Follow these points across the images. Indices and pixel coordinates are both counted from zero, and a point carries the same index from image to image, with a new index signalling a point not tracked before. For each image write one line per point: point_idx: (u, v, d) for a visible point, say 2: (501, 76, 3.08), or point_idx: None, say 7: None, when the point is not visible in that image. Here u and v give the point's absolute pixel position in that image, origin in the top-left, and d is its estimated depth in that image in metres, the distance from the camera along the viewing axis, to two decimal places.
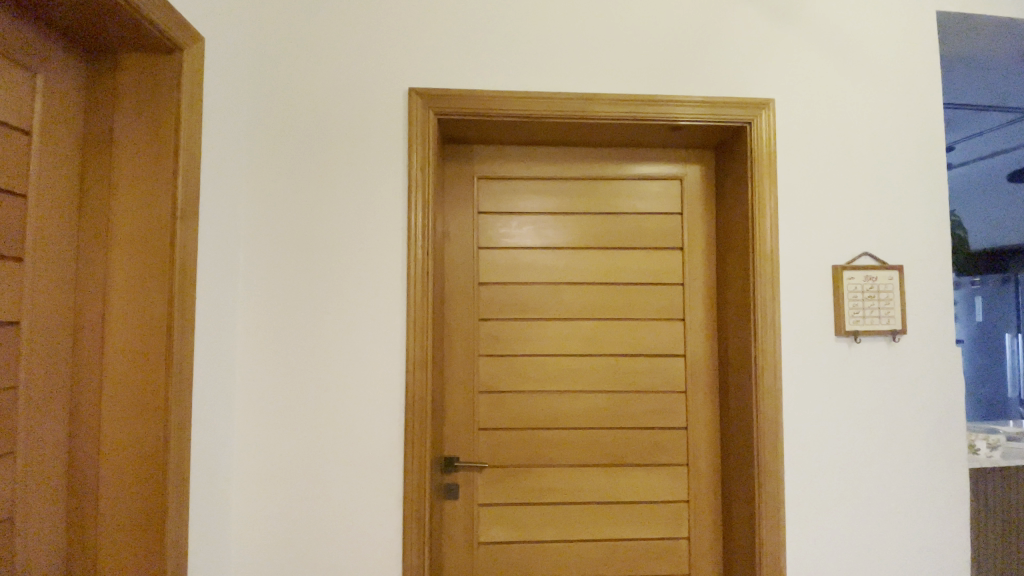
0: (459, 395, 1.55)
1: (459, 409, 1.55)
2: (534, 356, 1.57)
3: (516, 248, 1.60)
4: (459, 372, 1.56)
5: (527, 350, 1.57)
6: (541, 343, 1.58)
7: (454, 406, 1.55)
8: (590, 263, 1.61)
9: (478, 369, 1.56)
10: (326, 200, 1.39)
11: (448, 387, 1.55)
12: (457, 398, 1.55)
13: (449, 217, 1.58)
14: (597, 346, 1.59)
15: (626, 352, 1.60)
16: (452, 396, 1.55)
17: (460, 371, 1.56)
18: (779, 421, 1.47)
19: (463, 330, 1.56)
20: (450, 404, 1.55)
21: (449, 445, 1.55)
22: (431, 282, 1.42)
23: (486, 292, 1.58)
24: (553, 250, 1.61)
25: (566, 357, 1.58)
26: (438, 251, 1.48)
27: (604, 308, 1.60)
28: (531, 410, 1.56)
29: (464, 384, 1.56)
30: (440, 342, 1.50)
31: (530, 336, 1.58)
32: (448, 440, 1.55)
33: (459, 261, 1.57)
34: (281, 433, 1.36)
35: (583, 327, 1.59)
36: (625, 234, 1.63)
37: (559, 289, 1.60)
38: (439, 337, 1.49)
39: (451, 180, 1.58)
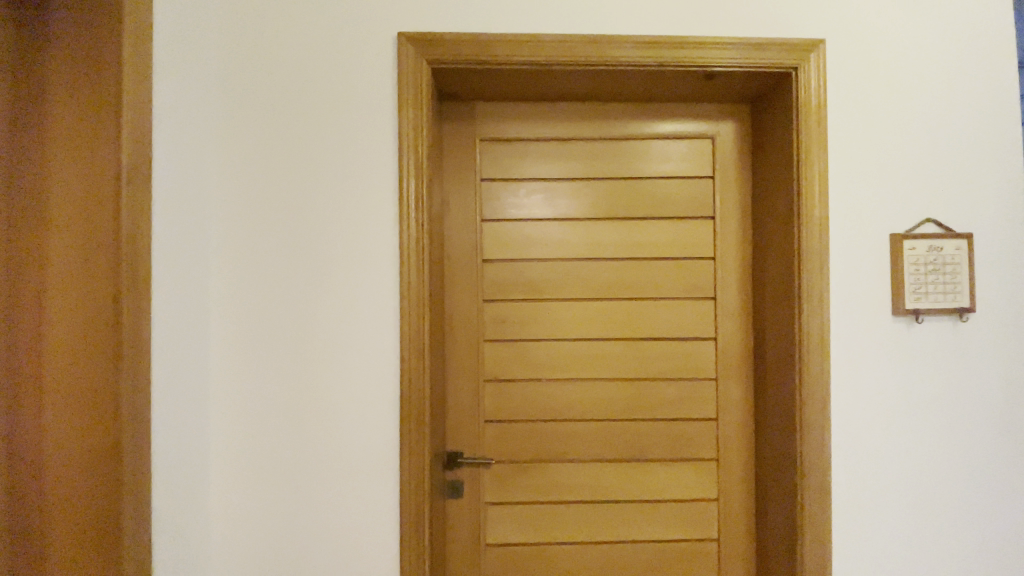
0: (462, 385, 1.40)
1: (463, 400, 1.39)
2: (547, 341, 1.40)
3: (525, 219, 1.41)
4: (462, 359, 1.40)
5: (538, 334, 1.40)
6: (553, 326, 1.41)
7: (457, 397, 1.39)
8: (608, 236, 1.43)
9: (483, 356, 1.40)
10: (306, 165, 1.22)
11: (450, 375, 1.39)
12: (461, 389, 1.39)
13: (449, 185, 1.40)
14: (617, 329, 1.41)
15: (650, 335, 1.42)
16: (455, 386, 1.40)
17: (463, 358, 1.39)
18: (827, 413, 1.28)
19: (466, 312, 1.40)
20: (453, 394, 1.39)
21: (450, 440, 1.40)
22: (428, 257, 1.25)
23: (492, 270, 1.40)
24: (567, 221, 1.42)
25: (583, 342, 1.41)
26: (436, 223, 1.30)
27: (626, 286, 1.42)
28: (543, 400, 1.40)
29: (467, 373, 1.39)
30: (440, 326, 1.34)
31: (542, 318, 1.40)
32: (450, 434, 1.39)
33: (460, 235, 1.40)
34: (263, 428, 1.21)
35: (601, 308, 1.42)
36: (648, 202, 1.43)
37: (574, 265, 1.42)
38: (439, 320, 1.33)
39: (449, 143, 1.39)
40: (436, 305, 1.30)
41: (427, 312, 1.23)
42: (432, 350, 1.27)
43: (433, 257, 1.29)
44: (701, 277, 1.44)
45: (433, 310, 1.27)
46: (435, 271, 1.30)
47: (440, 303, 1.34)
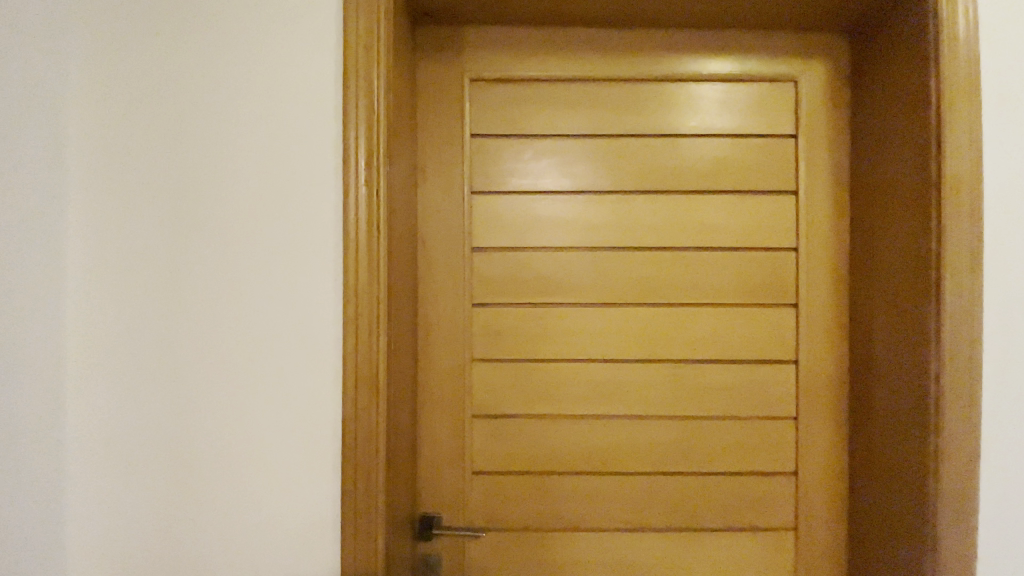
0: (441, 422, 1.00)
1: (442, 444, 1.00)
2: (561, 361, 1.00)
3: (532, 191, 1.01)
4: (442, 385, 1.00)
5: (550, 351, 1.00)
6: (572, 341, 1.01)
7: (432, 437, 1.01)
8: (648, 216, 1.02)
9: (472, 381, 1.01)
10: (208, 97, 0.81)
11: (426, 409, 1.00)
12: (438, 427, 1.00)
13: (425, 142, 1.00)
14: (656, 347, 1.01)
15: (706, 355, 1.02)
16: (430, 424, 1.01)
17: (443, 384, 1.00)
18: (973, 492, 0.83)
19: (448, 321, 1.00)
20: (427, 434, 1.00)
21: (424, 498, 1.01)
22: (394, 240, 0.85)
23: (484, 264, 1.01)
24: (591, 196, 1.02)
25: (612, 363, 1.01)
26: (404, 193, 0.91)
27: (672, 286, 1.02)
28: (554, 444, 1.01)
29: (449, 406, 1.00)
30: (410, 339, 0.95)
31: (554, 330, 1.01)
32: (422, 488, 1.01)
33: (441, 215, 1.00)
34: (147, 485, 0.83)
35: (639, 316, 1.02)
36: (705, 170, 1.03)
37: (601, 257, 1.02)
38: (409, 331, 0.94)
39: (427, 86, 1.00)
40: (404, 310, 0.91)
41: (391, 320, 0.84)
42: (398, 375, 0.88)
43: (400, 241, 0.89)
44: (778, 275, 1.03)
45: (399, 317, 0.88)
46: (403, 260, 0.90)
47: (411, 308, 0.95)
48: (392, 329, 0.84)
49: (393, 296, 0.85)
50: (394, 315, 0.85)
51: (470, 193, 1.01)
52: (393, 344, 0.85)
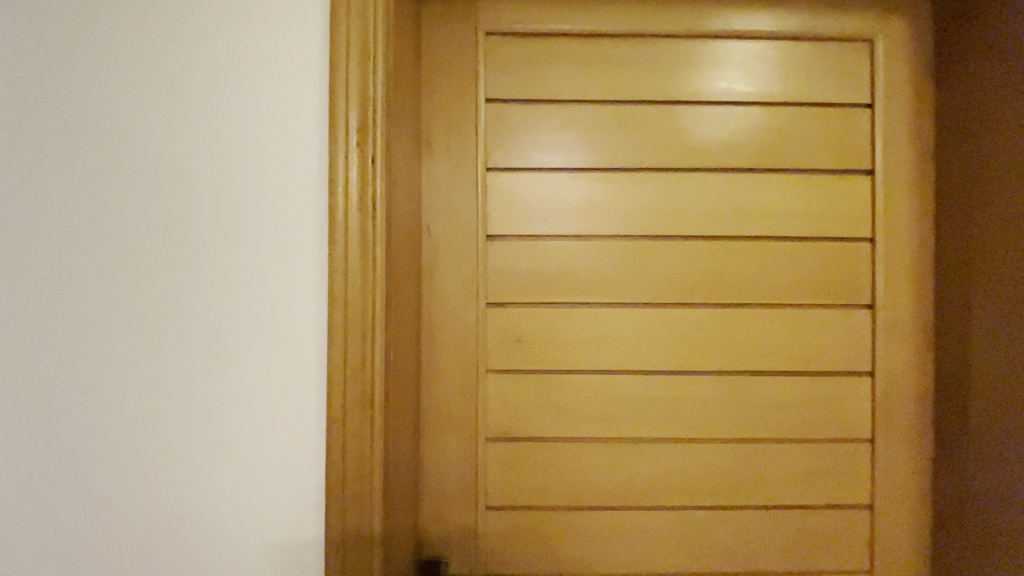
0: (451, 446, 0.83)
1: (450, 472, 0.83)
2: (598, 373, 0.83)
3: (562, 168, 0.84)
4: (451, 401, 0.83)
5: (584, 362, 0.83)
6: (610, 350, 0.83)
7: (439, 465, 0.83)
8: (703, 198, 0.85)
9: (489, 396, 0.83)
10: (154, 32, 0.63)
11: (431, 430, 0.83)
12: (446, 453, 0.83)
13: (431, 107, 0.83)
14: (709, 357, 0.84)
15: (770, 366, 0.84)
16: (436, 448, 0.83)
17: (452, 400, 0.83)
18: None
19: (459, 323, 0.83)
20: (433, 459, 0.83)
21: (428, 538, 0.83)
22: (397, 221, 0.67)
23: (501, 255, 0.83)
24: (633, 175, 0.84)
25: (659, 375, 0.84)
26: (409, 166, 0.73)
27: (730, 283, 0.84)
28: (587, 473, 0.83)
29: (459, 426, 0.83)
30: (415, 344, 0.77)
31: (590, 336, 0.83)
32: (425, 525, 0.83)
33: (451, 195, 0.83)
34: (72, 531, 0.64)
35: (691, 320, 0.84)
36: (768, 143, 0.86)
37: (646, 248, 0.84)
38: (414, 335, 0.77)
39: (434, 43, 0.83)
40: (408, 311, 0.73)
41: (393, 321, 0.66)
42: (400, 393, 0.70)
43: (404, 224, 0.71)
44: (853, 270, 0.86)
45: (403, 319, 0.70)
46: (407, 249, 0.72)
47: (416, 307, 0.78)
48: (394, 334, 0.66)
49: (395, 294, 0.67)
50: (397, 317, 0.67)
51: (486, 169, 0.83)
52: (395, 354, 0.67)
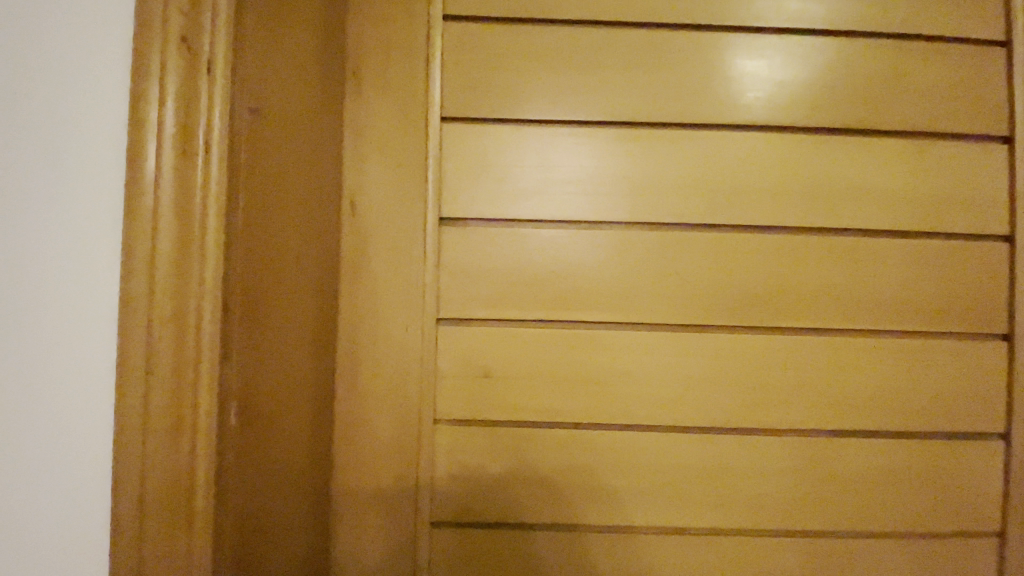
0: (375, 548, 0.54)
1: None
2: (602, 432, 0.55)
3: (557, 119, 0.55)
4: (380, 477, 0.54)
5: (584, 415, 0.55)
6: (622, 397, 0.55)
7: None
8: (766, 172, 0.57)
9: (439, 471, 0.54)
10: None
11: (348, 514, 0.54)
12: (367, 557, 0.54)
13: (354, 24, 0.55)
14: (772, 411, 0.56)
15: (858, 424, 0.57)
16: (352, 550, 0.54)
17: (381, 475, 0.54)
18: None
19: (395, 357, 0.54)
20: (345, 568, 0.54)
21: None
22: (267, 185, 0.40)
23: (463, 249, 0.54)
24: (666, 132, 0.56)
25: (694, 437, 0.56)
26: (304, 102, 0.46)
27: (802, 299, 0.57)
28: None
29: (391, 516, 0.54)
30: (315, 388, 0.48)
31: (592, 374, 0.55)
32: None
33: (384, 157, 0.54)
34: None
35: (743, 353, 0.56)
36: (861, 93, 0.58)
37: (680, 243, 0.56)
38: (314, 373, 0.48)
39: None
40: (296, 335, 0.44)
41: (249, 355, 0.38)
42: (269, 473, 0.42)
43: (289, 195, 0.43)
44: (982, 286, 0.58)
45: (280, 350, 0.42)
46: (296, 235, 0.44)
47: (319, 328, 0.49)
48: (250, 375, 0.38)
49: (259, 308, 0.39)
50: (261, 347, 0.39)
51: (441, 116, 0.54)
52: (255, 410, 0.39)
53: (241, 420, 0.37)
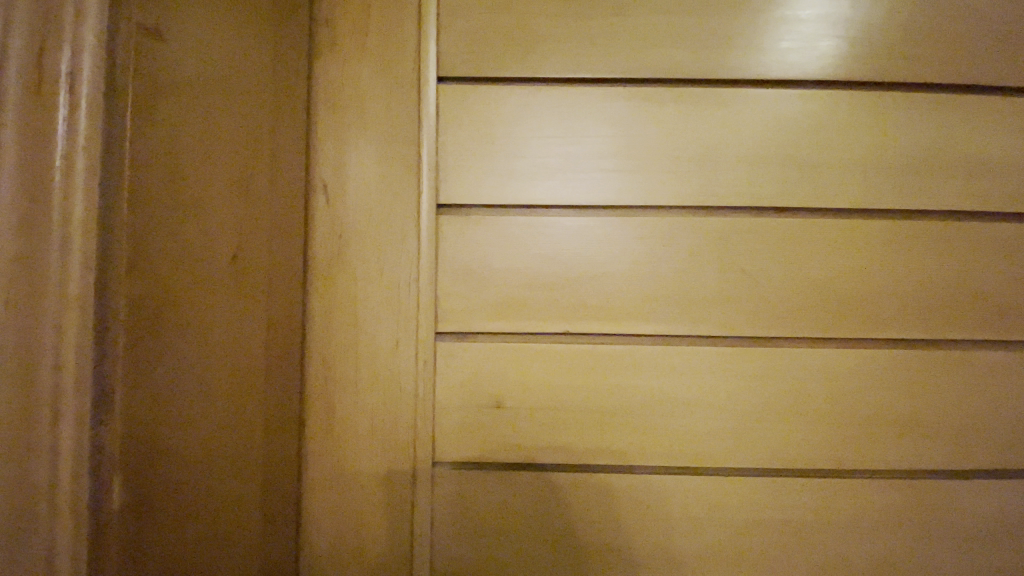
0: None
1: None
2: (629, 478, 0.43)
3: (569, 75, 0.43)
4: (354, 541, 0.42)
5: (625, 454, 0.43)
6: (660, 433, 0.43)
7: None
8: (840, 139, 0.44)
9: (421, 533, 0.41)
10: None
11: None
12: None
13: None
14: (877, 448, 0.43)
15: (994, 467, 0.43)
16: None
17: (347, 538, 0.42)
18: None
19: (363, 384, 0.42)
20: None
21: None
22: (176, 156, 0.29)
23: (469, 244, 0.43)
24: (709, 89, 0.44)
25: (750, 486, 0.43)
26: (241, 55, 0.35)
27: (894, 304, 0.43)
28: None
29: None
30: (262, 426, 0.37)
31: (634, 402, 0.43)
32: None
33: (354, 129, 0.43)
34: None
35: (836, 373, 0.43)
36: (964, 35, 0.44)
37: (727, 232, 0.43)
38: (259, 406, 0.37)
39: None
40: (225, 356, 0.33)
41: (150, 399, 0.27)
42: (181, 546, 0.31)
43: (213, 169, 0.32)
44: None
45: (198, 377, 0.31)
46: (225, 224, 0.33)
47: (274, 346, 0.38)
48: (152, 425, 0.27)
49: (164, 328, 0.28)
50: (165, 382, 0.28)
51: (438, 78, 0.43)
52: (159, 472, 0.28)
53: (143, 494, 0.26)
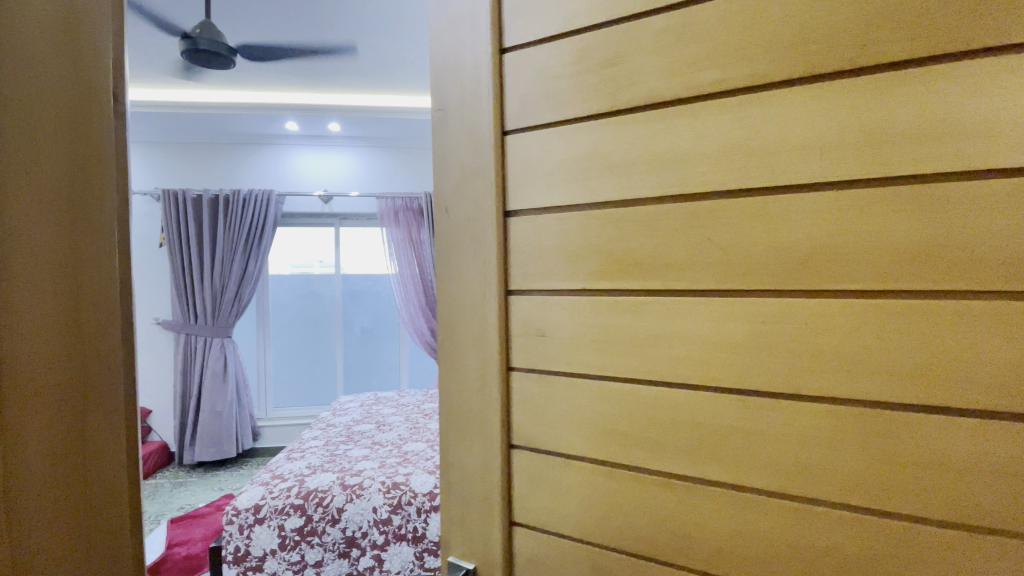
0: (456, 430, 0.91)
1: (493, 432, 0.87)
2: (611, 352, 0.78)
3: (573, 135, 0.80)
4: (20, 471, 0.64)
5: (612, 338, 0.79)
6: (631, 329, 0.77)
7: (447, 450, 0.92)
8: (764, 142, 0.69)
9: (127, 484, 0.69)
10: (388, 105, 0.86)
11: (476, 395, 0.88)
12: (455, 442, 0.91)
13: (444, 82, 0.90)
14: (768, 326, 0.69)
15: (852, 322, 0.65)
16: (445, 433, 0.92)
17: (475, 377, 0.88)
18: None
19: (481, 301, 0.87)
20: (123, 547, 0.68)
21: (472, 480, 0.90)
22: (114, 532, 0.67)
23: (528, 228, 0.84)
24: (649, 131, 0.75)
25: (681, 353, 0.74)
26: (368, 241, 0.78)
27: (801, 261, 0.67)
28: (579, 480, 0.82)
29: (463, 412, 0.90)
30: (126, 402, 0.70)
31: (617, 310, 0.78)
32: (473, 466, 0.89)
33: (470, 185, 0.87)
34: None
35: (736, 284, 0.71)
36: (852, 54, 0.64)
37: (675, 223, 0.74)
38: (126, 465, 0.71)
39: (455, 61, 0.89)
40: None
41: None
42: None
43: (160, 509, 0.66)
44: (970, 241, 0.59)
45: None
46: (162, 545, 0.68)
47: None
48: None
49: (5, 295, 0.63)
50: None
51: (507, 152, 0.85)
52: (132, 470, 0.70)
53: None
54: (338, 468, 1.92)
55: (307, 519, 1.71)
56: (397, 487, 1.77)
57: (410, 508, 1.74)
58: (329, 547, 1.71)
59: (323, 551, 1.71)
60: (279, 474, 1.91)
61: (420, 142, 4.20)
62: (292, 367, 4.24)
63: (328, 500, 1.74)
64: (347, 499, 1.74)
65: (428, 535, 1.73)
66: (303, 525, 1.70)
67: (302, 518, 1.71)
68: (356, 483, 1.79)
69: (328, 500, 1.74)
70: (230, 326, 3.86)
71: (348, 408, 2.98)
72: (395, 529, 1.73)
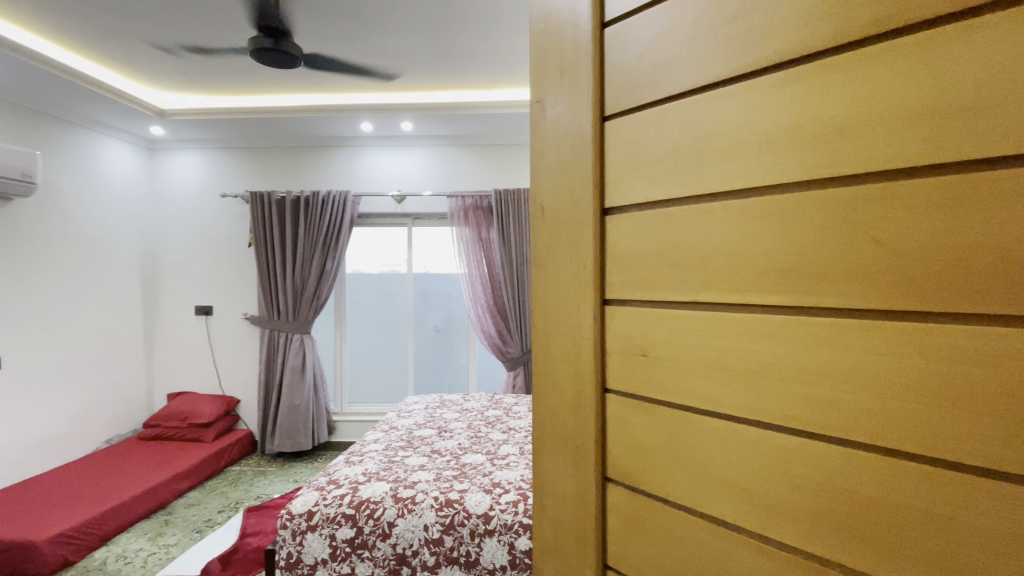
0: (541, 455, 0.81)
1: (579, 464, 0.75)
2: (719, 384, 0.63)
3: (677, 116, 0.65)
4: None
5: (718, 367, 0.63)
6: (743, 357, 0.61)
7: (541, 469, 0.81)
8: (950, 97, 0.47)
9: None
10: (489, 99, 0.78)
11: (560, 417, 0.78)
12: (549, 461, 0.80)
13: (542, 70, 0.79)
14: (933, 370, 0.48)
15: None
16: (539, 451, 0.81)
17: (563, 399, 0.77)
18: None
19: (573, 315, 0.75)
20: None
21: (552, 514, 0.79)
22: None
23: (623, 230, 0.71)
24: (772, 103, 0.57)
25: (811, 394, 0.56)
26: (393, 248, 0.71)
27: (1013, 271, 0.44)
28: (674, 532, 0.67)
29: (548, 437, 0.79)
30: None
31: (727, 333, 0.62)
32: (553, 495, 0.79)
33: (564, 182, 0.76)
34: None
35: (889, 307, 0.51)
36: None
37: (811, 218, 0.55)
38: None
39: (552, 40, 0.77)
40: None
41: None
42: None
43: None
44: None
45: None
46: None
47: None
48: None
49: None
50: None
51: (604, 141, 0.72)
52: None
53: None
54: (393, 478, 1.85)
55: (358, 531, 1.65)
56: (450, 505, 1.67)
57: (463, 529, 1.62)
58: (379, 562, 1.64)
59: (373, 567, 1.64)
60: (335, 479, 1.87)
61: (491, 138, 4.12)
62: (366, 365, 4.33)
63: (379, 513, 1.66)
64: (398, 514, 1.66)
65: (481, 561, 1.61)
66: (353, 536, 1.65)
67: (352, 529, 1.65)
68: (409, 497, 1.71)
69: (380, 512, 1.67)
70: (309, 322, 4.00)
71: (414, 410, 2.95)
72: (447, 551, 1.62)
